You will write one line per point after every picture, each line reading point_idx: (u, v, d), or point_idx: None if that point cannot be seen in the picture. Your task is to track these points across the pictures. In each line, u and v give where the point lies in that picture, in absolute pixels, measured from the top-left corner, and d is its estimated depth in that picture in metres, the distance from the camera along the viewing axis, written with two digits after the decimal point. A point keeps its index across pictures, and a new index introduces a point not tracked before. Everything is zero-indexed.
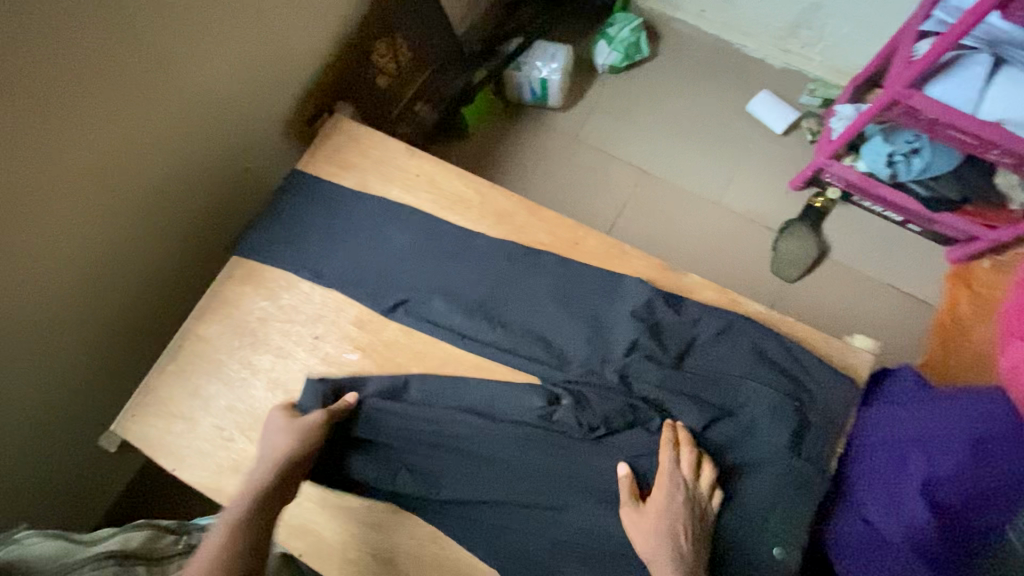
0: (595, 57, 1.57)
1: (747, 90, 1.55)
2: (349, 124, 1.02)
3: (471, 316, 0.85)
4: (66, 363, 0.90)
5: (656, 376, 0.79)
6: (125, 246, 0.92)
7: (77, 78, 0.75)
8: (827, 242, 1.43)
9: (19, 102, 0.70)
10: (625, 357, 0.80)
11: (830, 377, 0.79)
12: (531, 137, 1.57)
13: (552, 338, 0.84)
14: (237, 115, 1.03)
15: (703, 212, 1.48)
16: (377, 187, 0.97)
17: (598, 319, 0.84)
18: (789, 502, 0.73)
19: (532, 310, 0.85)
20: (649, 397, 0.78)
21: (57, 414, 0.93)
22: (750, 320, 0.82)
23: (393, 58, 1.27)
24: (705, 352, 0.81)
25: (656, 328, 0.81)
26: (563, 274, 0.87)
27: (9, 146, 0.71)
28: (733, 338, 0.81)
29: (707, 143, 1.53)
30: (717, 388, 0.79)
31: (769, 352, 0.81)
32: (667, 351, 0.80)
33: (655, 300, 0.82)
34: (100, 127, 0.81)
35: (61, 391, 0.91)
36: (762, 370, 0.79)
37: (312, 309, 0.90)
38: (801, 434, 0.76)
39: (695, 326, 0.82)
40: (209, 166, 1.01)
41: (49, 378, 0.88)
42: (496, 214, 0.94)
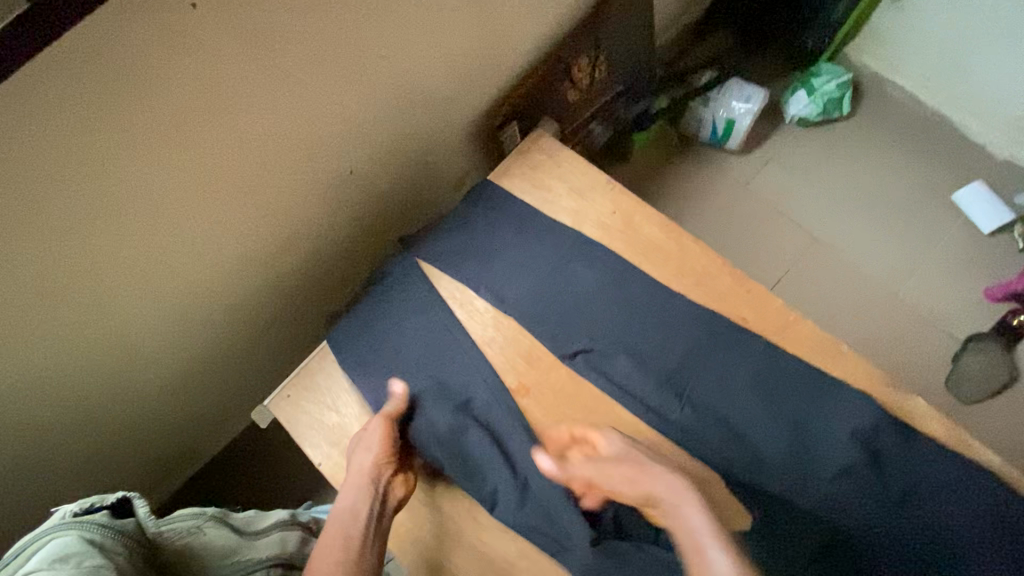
0: (787, 105, 1.45)
1: (955, 175, 1.37)
2: (549, 139, 0.96)
3: (662, 389, 0.80)
4: (217, 311, 0.92)
5: (867, 511, 0.72)
6: (302, 217, 0.92)
7: (312, 48, 0.74)
8: (1020, 367, 1.24)
9: (258, 61, 0.69)
10: (833, 481, 0.73)
11: None
12: (697, 176, 1.46)
13: (749, 436, 0.77)
14: (437, 108, 0.99)
15: (874, 299, 1.33)
16: (570, 214, 0.91)
17: (807, 427, 0.76)
18: None
19: (731, 399, 0.78)
20: (857, 535, 0.72)
21: (200, 354, 0.96)
22: (996, 481, 0.71)
23: (591, 72, 1.20)
24: (931, 500, 0.72)
25: (876, 457, 0.73)
26: (772, 366, 0.78)
27: (235, 99, 0.71)
28: (970, 496, 0.71)
29: (895, 223, 1.37)
30: (938, 548, 0.70)
31: (1017, 526, 0.69)
32: (887, 489, 0.72)
33: (882, 426, 0.74)
34: (317, 97, 0.79)
35: (206, 334, 0.94)
36: (1000, 544, 0.69)
37: (481, 330, 0.86)
38: None
39: (925, 468, 0.72)
40: (399, 152, 0.99)
41: (199, 320, 0.91)
42: (695, 273, 0.85)
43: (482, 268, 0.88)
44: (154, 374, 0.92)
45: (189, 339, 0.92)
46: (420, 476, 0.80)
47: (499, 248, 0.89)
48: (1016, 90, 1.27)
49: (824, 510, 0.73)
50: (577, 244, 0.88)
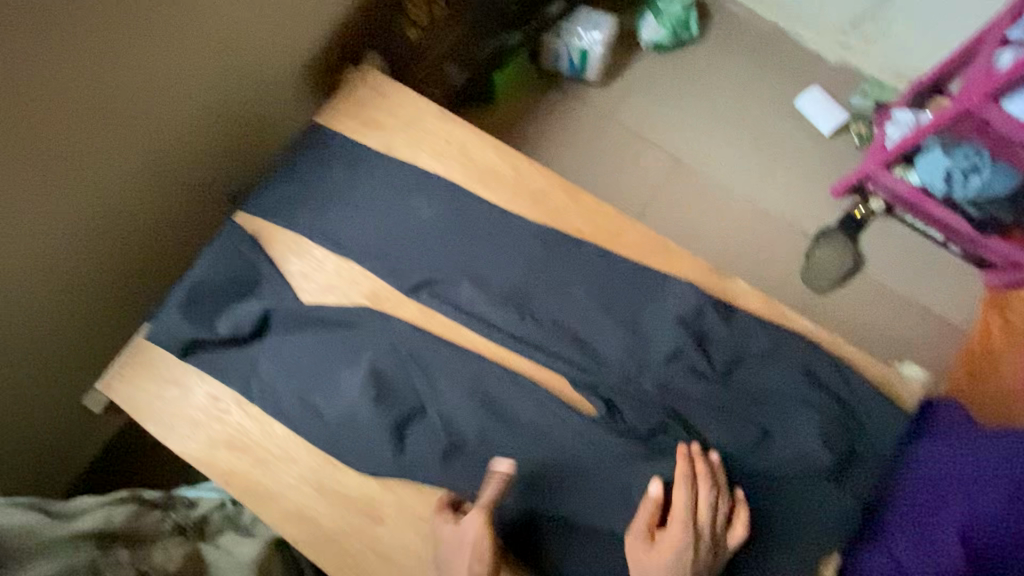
0: (640, 32, 1.47)
1: (796, 84, 1.46)
2: (376, 77, 0.93)
3: (506, 308, 0.80)
4: (47, 320, 0.82)
5: (700, 388, 0.76)
6: (118, 192, 0.83)
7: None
8: (863, 256, 1.36)
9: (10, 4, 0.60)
10: (665, 366, 0.77)
11: (884, 410, 0.75)
12: (563, 112, 1.47)
13: (592, 338, 0.79)
14: (253, 55, 0.92)
15: (735, 210, 1.41)
16: (404, 150, 0.88)
17: (644, 321, 0.79)
18: (809, 506, 0.71)
19: (573, 306, 0.80)
20: (691, 412, 0.75)
21: (39, 373, 0.86)
22: (803, 340, 0.78)
23: (429, 9, 1.16)
24: (750, 366, 0.78)
25: (701, 337, 0.78)
26: (606, 270, 0.81)
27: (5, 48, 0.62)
28: (784, 357, 0.77)
29: (748, 136, 1.45)
30: (760, 407, 0.76)
31: (821, 374, 0.77)
32: (713, 365, 0.77)
33: (706, 308, 0.78)
34: (106, 44, 0.72)
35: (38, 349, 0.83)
36: (811, 392, 0.75)
37: (323, 278, 0.83)
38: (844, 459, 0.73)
39: (745, 339, 0.78)
40: (221, 106, 0.92)
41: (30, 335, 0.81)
42: (530, 192, 0.86)
43: (318, 216, 0.85)
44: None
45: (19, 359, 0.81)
46: (275, 433, 0.77)
47: (331, 193, 0.85)
48: None
49: (659, 393, 0.76)
50: (412, 179, 0.86)
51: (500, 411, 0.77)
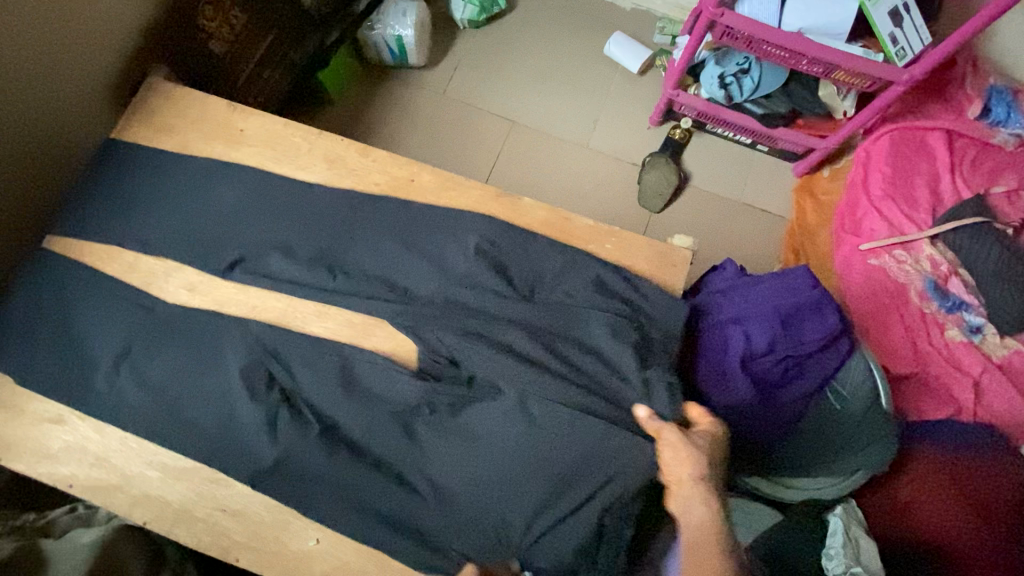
0: (453, 12, 1.58)
1: (602, 33, 1.60)
2: (167, 85, 0.98)
3: (317, 271, 0.86)
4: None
5: (508, 306, 0.81)
6: None
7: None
8: (687, 170, 1.51)
9: None
10: (470, 288, 0.83)
11: (669, 303, 0.83)
12: (397, 99, 1.55)
13: (407, 281, 0.86)
14: (36, 82, 0.94)
15: (569, 154, 1.53)
16: (202, 146, 0.93)
17: (448, 255, 0.86)
18: (619, 397, 0.75)
19: (385, 255, 0.87)
20: (499, 329, 0.79)
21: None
22: (592, 256, 0.87)
23: (224, 21, 1.20)
24: (551, 277, 0.85)
25: (501, 262, 0.86)
26: (408, 217, 0.89)
27: None
28: (577, 272, 0.85)
29: (569, 87, 1.58)
30: (561, 314, 0.81)
31: (611, 283, 0.85)
32: (516, 285, 0.84)
33: (504, 233, 0.88)
34: None
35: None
36: (604, 298, 0.83)
37: (140, 278, 0.87)
38: (644, 349, 0.77)
39: (542, 262, 0.86)
40: (20, 140, 0.94)
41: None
42: (327, 160, 0.93)
43: (125, 221, 0.89)
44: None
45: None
46: (110, 431, 0.80)
47: (133, 199, 0.90)
48: None
49: (471, 317, 0.80)
50: (211, 171, 0.92)
51: (355, 378, 0.81)
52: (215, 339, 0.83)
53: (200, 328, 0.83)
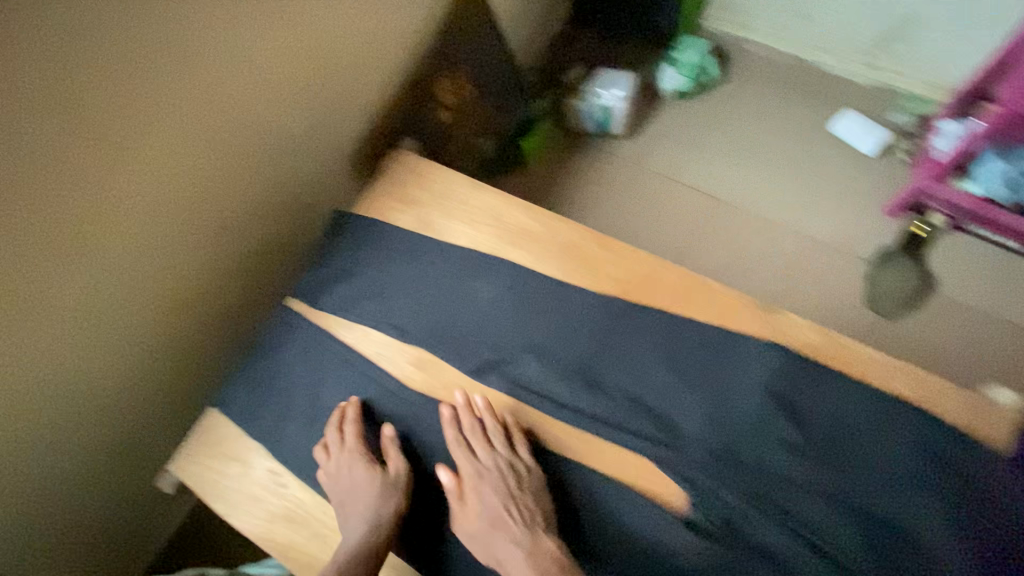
0: (660, 83, 1.51)
1: (829, 110, 1.44)
2: (411, 157, 1.00)
3: (562, 381, 0.79)
4: (115, 393, 0.90)
5: (797, 467, 0.72)
6: (190, 279, 0.92)
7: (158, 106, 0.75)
8: (932, 272, 1.27)
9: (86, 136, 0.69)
10: (754, 436, 0.74)
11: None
12: (593, 167, 1.51)
13: (661, 411, 0.76)
14: (304, 147, 1.01)
15: (779, 241, 1.37)
16: (441, 222, 0.94)
17: (707, 380, 0.77)
18: None
19: (641, 374, 0.78)
20: (792, 498, 0.71)
21: (101, 440, 0.92)
22: (916, 411, 0.72)
23: (456, 91, 1.27)
24: (851, 442, 0.72)
25: (792, 404, 0.74)
26: (663, 328, 0.80)
27: (84, 178, 0.71)
28: (894, 430, 0.72)
29: (784, 167, 1.43)
30: (876, 489, 0.71)
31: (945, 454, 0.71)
32: (811, 439, 0.73)
33: (791, 374, 0.75)
34: (176, 154, 0.80)
35: (105, 419, 0.90)
36: (934, 475, 0.70)
37: (371, 349, 0.87)
38: (984, 556, 0.67)
39: (844, 408, 0.74)
40: (280, 200, 1.02)
41: (103, 406, 0.89)
42: (563, 247, 0.88)
43: (366, 288, 0.91)
44: (53, 477, 0.86)
45: (87, 430, 0.88)
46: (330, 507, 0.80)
47: (371, 267, 0.92)
48: (858, 21, 1.35)
49: (754, 473, 0.72)
50: (454, 252, 0.91)
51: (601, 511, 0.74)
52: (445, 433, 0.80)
53: (429, 416, 0.81)
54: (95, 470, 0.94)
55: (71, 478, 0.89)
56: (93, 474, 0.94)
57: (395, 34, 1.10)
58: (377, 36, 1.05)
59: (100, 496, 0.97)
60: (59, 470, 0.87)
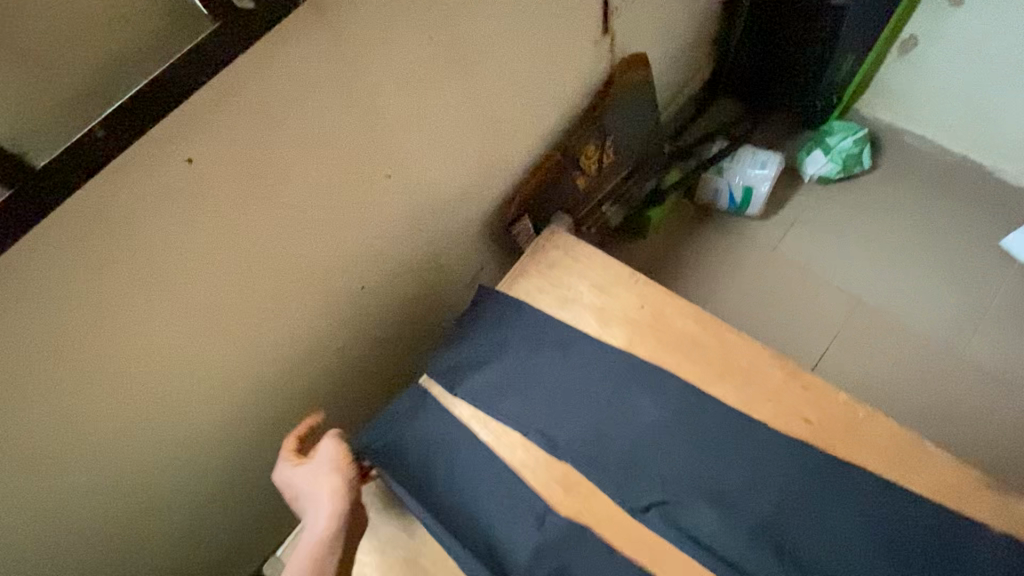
0: (804, 166, 1.40)
1: (999, 221, 1.30)
2: (563, 235, 0.92)
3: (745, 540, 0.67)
4: (224, 442, 0.85)
5: None
6: (313, 335, 0.87)
7: (324, 168, 0.72)
8: None
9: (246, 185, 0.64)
10: None
11: None
12: (719, 245, 1.39)
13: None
14: (446, 207, 0.96)
15: (930, 360, 1.22)
16: (596, 316, 0.85)
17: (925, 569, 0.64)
18: None
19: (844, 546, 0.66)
20: None
21: (200, 494, 0.86)
22: None
23: (598, 157, 1.18)
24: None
25: None
26: (871, 497, 0.68)
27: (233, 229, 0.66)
28: None
29: (942, 276, 1.28)
30: None
31: None
32: None
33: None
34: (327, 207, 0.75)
35: (208, 471, 0.85)
36: None
37: (510, 454, 0.77)
38: None
39: None
40: (414, 260, 0.96)
41: (211, 458, 0.84)
42: (740, 370, 0.77)
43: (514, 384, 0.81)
44: (145, 525, 0.81)
45: (190, 481, 0.83)
46: None
47: (511, 357, 0.83)
48: None
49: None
50: (616, 361, 0.81)
51: None
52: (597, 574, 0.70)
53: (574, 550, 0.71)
54: (187, 523, 0.88)
55: (162, 528, 0.84)
56: (184, 527, 0.88)
57: (552, 96, 1.04)
58: (532, 99, 1.00)
59: (184, 550, 0.91)
60: (156, 518, 0.82)
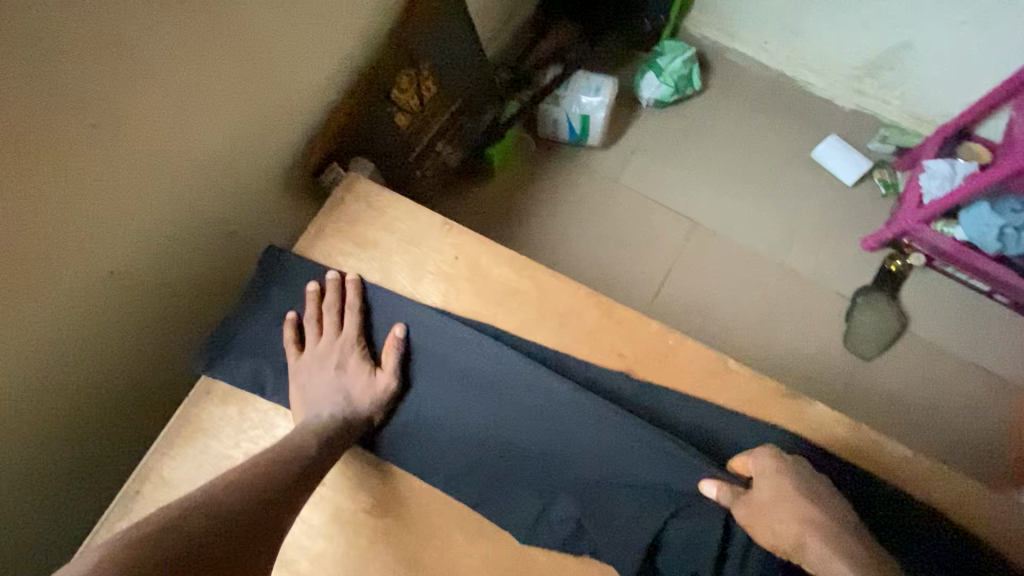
0: (639, 90, 1.37)
1: (812, 134, 1.37)
2: (362, 184, 0.79)
3: (613, 530, 0.63)
4: None
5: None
6: (61, 350, 0.68)
7: None
8: (906, 311, 1.25)
9: None
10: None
11: None
12: (565, 179, 1.36)
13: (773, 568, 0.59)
14: (219, 162, 0.80)
15: (757, 271, 1.31)
16: (406, 275, 0.75)
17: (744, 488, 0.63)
18: None
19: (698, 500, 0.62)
20: None
21: None
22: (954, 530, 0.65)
23: (417, 91, 1.04)
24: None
25: None
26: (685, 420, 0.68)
27: None
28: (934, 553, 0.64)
29: (763, 190, 1.35)
30: None
31: None
32: None
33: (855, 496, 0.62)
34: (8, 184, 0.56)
35: None
36: None
37: None
38: None
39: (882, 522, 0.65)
40: (193, 232, 0.80)
41: None
42: (558, 314, 0.73)
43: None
44: None
45: None
46: None
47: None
48: (850, 42, 1.27)
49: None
50: (422, 323, 0.72)
51: None
52: (422, 552, 0.65)
53: (398, 533, 0.65)
54: None
55: None
56: None
57: (337, 20, 0.87)
58: (312, 22, 0.83)
59: None
60: None
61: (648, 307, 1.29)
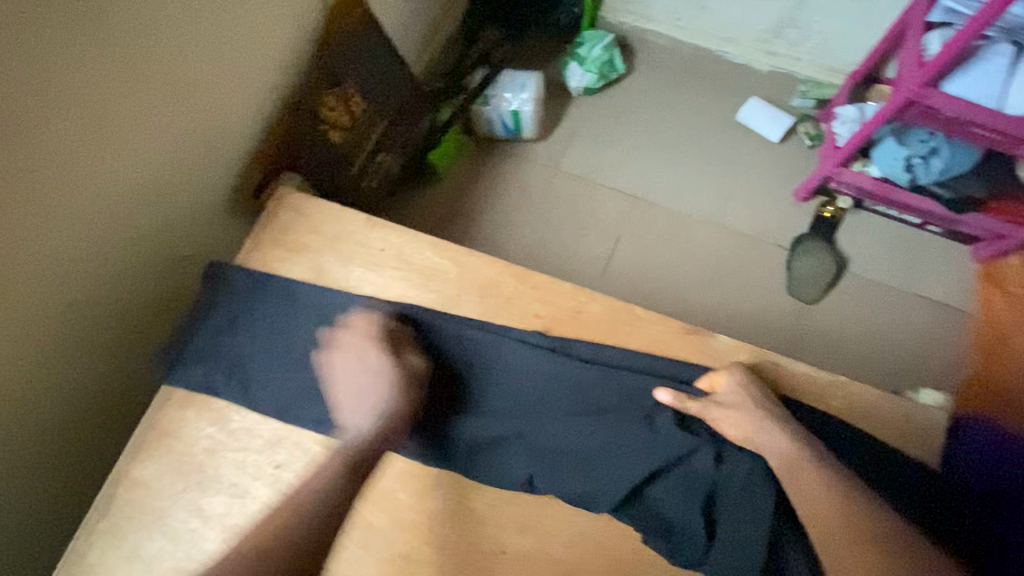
0: (567, 80, 1.45)
1: (735, 99, 1.44)
2: (291, 194, 0.86)
3: (532, 457, 0.72)
4: None
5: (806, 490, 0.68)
6: (29, 378, 0.75)
7: None
8: (844, 254, 1.31)
9: None
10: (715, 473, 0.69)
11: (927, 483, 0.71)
12: (508, 173, 1.44)
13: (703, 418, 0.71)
14: (161, 195, 0.87)
15: (699, 234, 1.37)
16: (337, 270, 0.82)
17: (655, 406, 0.72)
18: None
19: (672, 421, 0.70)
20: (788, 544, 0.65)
21: None
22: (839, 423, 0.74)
23: (346, 108, 1.11)
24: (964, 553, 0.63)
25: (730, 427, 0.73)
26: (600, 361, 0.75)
27: None
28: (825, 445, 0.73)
29: (696, 158, 1.42)
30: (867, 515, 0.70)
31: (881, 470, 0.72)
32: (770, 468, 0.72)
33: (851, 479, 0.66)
34: None
35: None
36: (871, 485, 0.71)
37: (271, 432, 0.75)
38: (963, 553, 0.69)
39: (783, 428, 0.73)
40: (144, 258, 0.87)
41: None
42: (479, 286, 0.80)
43: (291, 393, 0.77)
44: None
45: None
46: None
47: (269, 361, 0.79)
48: (754, 8, 1.34)
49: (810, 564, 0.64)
50: (354, 308, 0.79)
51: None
52: (371, 515, 0.70)
53: (349, 501, 0.71)
54: None
55: None
56: None
57: (260, 49, 0.95)
58: (232, 58, 0.90)
59: None
60: None
61: (600, 281, 1.35)
